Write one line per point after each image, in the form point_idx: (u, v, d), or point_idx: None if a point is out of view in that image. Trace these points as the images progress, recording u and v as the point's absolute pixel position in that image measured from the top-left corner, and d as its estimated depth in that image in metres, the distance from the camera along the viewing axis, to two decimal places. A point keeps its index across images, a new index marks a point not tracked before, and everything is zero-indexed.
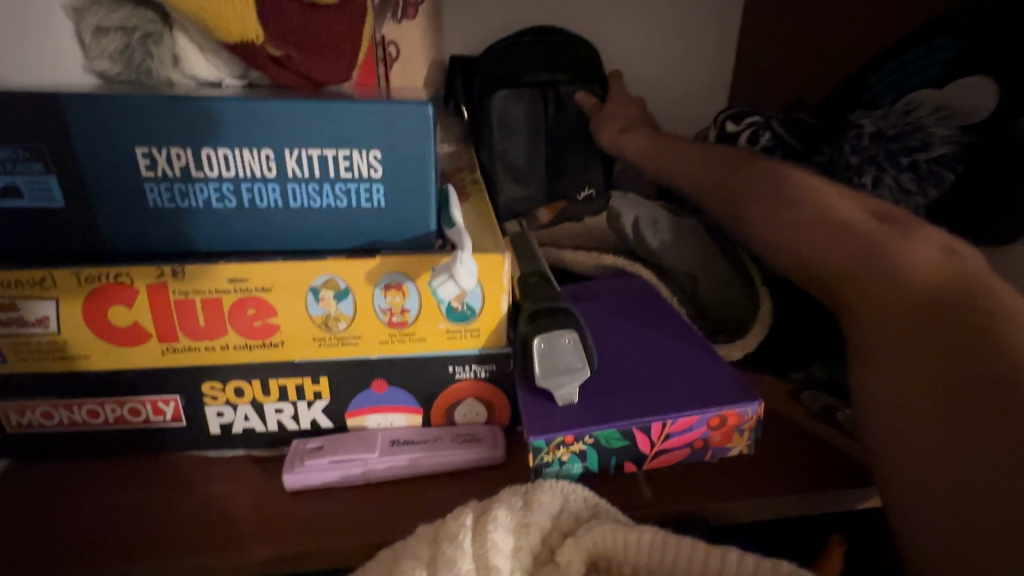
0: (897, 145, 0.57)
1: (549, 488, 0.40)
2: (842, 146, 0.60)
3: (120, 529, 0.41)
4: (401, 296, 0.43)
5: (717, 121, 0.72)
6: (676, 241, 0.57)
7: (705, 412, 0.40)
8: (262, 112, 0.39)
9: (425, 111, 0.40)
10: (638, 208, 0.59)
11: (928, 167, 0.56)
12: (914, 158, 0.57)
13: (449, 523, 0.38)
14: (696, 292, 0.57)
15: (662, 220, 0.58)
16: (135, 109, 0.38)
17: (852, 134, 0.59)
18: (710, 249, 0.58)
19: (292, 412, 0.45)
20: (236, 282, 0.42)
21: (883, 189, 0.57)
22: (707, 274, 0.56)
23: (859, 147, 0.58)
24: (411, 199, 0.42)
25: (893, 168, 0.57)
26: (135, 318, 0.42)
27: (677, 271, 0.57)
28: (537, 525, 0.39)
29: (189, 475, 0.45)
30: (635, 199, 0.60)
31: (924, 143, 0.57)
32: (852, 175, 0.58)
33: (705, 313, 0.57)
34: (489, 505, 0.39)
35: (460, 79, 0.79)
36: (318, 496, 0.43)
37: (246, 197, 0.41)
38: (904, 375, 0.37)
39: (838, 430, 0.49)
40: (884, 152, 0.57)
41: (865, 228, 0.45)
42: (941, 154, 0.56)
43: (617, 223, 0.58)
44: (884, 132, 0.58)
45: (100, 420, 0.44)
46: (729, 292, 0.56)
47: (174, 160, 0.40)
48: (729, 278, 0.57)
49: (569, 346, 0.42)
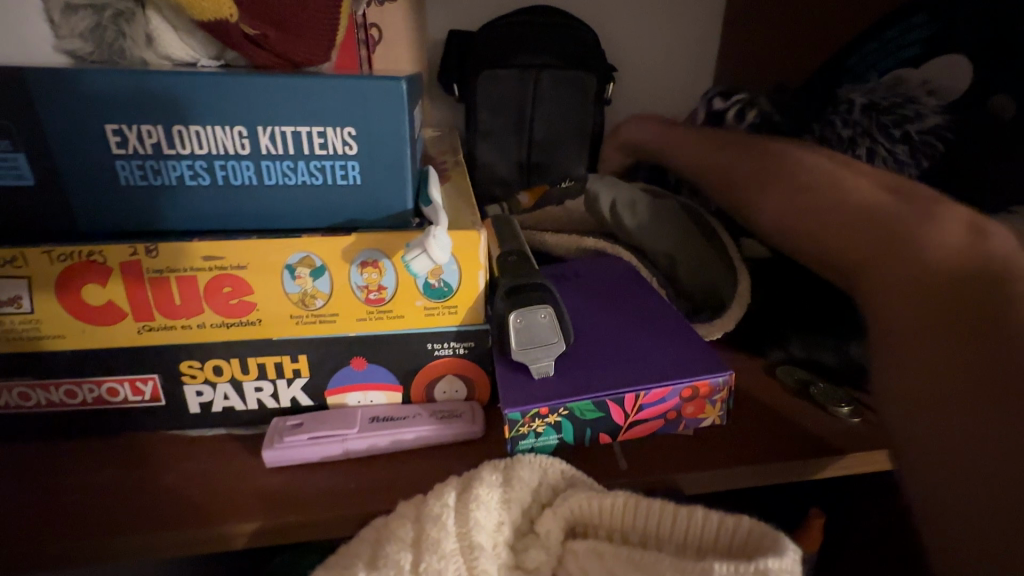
0: (888, 117, 0.57)
1: (527, 463, 0.41)
2: (833, 121, 0.60)
3: (99, 507, 0.41)
4: (377, 273, 0.43)
5: (705, 97, 0.71)
6: (656, 222, 0.58)
7: (677, 383, 0.41)
8: (233, 89, 0.39)
9: (399, 87, 0.40)
10: (617, 193, 0.60)
11: (920, 138, 0.56)
12: (907, 129, 0.56)
13: (430, 503, 0.39)
14: (675, 273, 0.57)
15: (640, 203, 0.59)
16: (104, 85, 0.38)
17: (844, 108, 0.59)
18: (690, 228, 0.58)
19: (271, 390, 0.46)
20: (212, 259, 0.41)
21: (878, 160, 0.56)
22: (686, 257, 0.56)
23: (850, 121, 0.58)
24: (388, 176, 0.42)
25: (886, 139, 0.56)
26: (111, 297, 0.42)
27: (656, 253, 0.57)
28: (516, 498, 0.40)
29: (168, 453, 0.45)
30: (615, 183, 0.62)
31: (915, 114, 0.57)
32: (848, 150, 0.57)
33: (685, 293, 0.57)
34: (470, 482, 0.40)
35: (456, 56, 0.77)
36: (297, 471, 0.44)
37: (219, 175, 0.41)
38: (910, 339, 0.38)
39: (814, 404, 0.50)
40: (878, 124, 0.57)
41: (872, 205, 0.47)
42: (931, 124, 0.56)
43: (597, 208, 0.60)
44: (876, 103, 0.58)
45: (78, 400, 0.44)
46: (710, 274, 0.56)
47: (145, 137, 0.39)
48: (710, 260, 0.56)
49: (545, 322, 0.42)
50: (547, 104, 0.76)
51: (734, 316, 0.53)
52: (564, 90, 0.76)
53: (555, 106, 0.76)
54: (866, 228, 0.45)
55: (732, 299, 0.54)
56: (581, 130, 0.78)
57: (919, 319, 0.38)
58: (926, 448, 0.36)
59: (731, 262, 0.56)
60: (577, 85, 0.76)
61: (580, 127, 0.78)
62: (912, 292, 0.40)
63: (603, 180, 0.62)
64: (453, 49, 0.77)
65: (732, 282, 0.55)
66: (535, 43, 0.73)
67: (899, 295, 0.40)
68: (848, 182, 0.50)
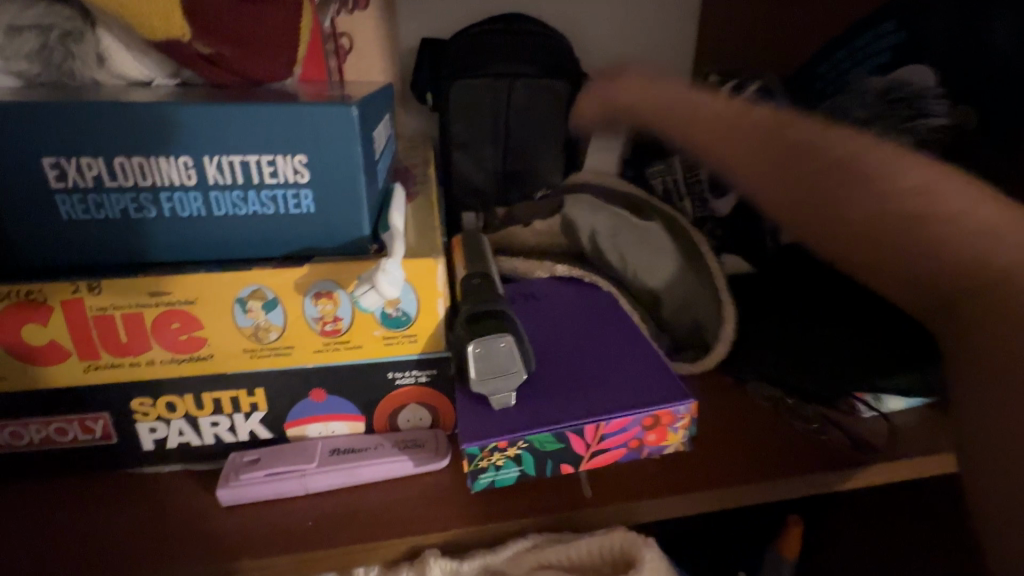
0: (901, 106, 0.57)
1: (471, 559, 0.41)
2: (851, 103, 0.59)
3: (45, 557, 0.39)
4: (333, 304, 0.42)
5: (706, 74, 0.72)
6: (652, 251, 0.56)
7: (638, 412, 0.41)
8: (174, 118, 0.37)
9: (350, 112, 0.39)
10: (596, 221, 0.57)
11: (927, 132, 0.55)
12: (915, 122, 0.56)
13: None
14: (659, 311, 0.55)
15: (623, 229, 0.56)
16: (41, 117, 0.36)
17: (857, 92, 0.60)
18: (673, 254, 0.56)
19: (228, 425, 0.44)
20: (159, 295, 0.40)
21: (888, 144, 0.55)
22: (673, 292, 0.54)
23: (863, 103, 0.58)
24: (342, 204, 0.41)
25: (896, 127, 0.56)
26: (53, 336, 0.40)
27: (640, 288, 0.55)
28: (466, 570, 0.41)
29: (125, 492, 0.44)
30: (595, 206, 0.59)
31: (925, 109, 0.56)
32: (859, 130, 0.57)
33: (670, 329, 0.55)
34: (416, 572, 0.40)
35: (429, 66, 0.76)
36: (256, 509, 0.42)
37: (166, 207, 0.40)
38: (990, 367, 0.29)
39: (783, 421, 0.50)
40: (888, 111, 0.57)
41: None
42: (940, 123, 0.55)
43: (574, 235, 0.59)
44: (890, 90, 0.58)
45: (24, 441, 0.43)
46: (694, 308, 0.54)
47: (85, 170, 0.38)
48: (695, 294, 0.54)
49: (505, 350, 0.41)
50: (520, 114, 0.75)
51: (716, 355, 0.52)
52: (537, 103, 0.75)
53: (527, 118, 0.75)
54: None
55: (715, 339, 0.53)
56: (555, 142, 0.77)
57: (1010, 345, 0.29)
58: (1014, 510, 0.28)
59: (718, 295, 0.53)
60: (552, 98, 0.75)
61: (554, 136, 0.77)
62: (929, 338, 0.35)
63: (581, 203, 0.59)
64: (424, 58, 0.76)
65: (718, 319, 0.53)
66: (506, 51, 0.73)
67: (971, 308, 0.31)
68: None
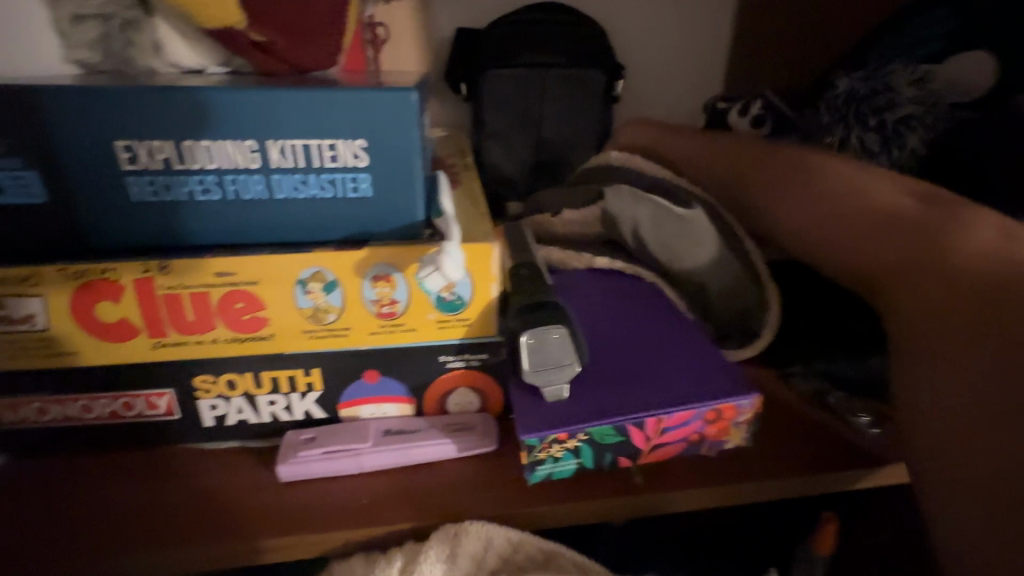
0: (868, 105, 0.59)
1: (473, 534, 0.40)
2: (821, 110, 0.64)
3: (117, 525, 0.41)
4: (389, 287, 0.43)
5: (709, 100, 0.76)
6: (701, 249, 0.53)
7: (701, 406, 0.41)
8: (241, 103, 0.38)
9: (409, 97, 0.39)
10: (638, 212, 0.55)
11: (896, 127, 0.57)
12: (884, 118, 0.58)
13: (418, 561, 0.39)
14: (708, 302, 0.54)
15: (665, 220, 0.53)
16: (118, 100, 0.38)
17: (832, 95, 0.63)
18: (725, 245, 0.53)
19: (284, 404, 0.46)
20: (224, 275, 0.41)
21: (848, 150, 0.60)
22: (720, 285, 0.53)
23: (834, 107, 0.62)
24: (399, 189, 0.42)
25: (861, 127, 0.59)
26: (123, 313, 0.42)
27: (686, 282, 0.54)
28: (498, 552, 0.40)
29: (186, 467, 0.45)
30: (636, 194, 0.55)
31: (891, 103, 0.58)
32: (824, 138, 0.63)
33: (713, 317, 0.54)
34: (420, 549, 0.39)
35: (461, 55, 0.76)
36: (314, 486, 0.44)
37: (231, 189, 0.41)
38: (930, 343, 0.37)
39: (831, 414, 0.49)
40: (855, 112, 0.60)
41: (897, 207, 0.45)
42: (907, 115, 0.57)
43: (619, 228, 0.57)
44: (858, 91, 0.61)
45: (93, 414, 0.45)
46: (740, 296, 0.53)
47: (155, 153, 0.39)
48: (745, 287, 0.53)
49: (558, 342, 0.42)
50: (555, 102, 0.75)
51: (761, 340, 0.51)
52: (573, 93, 0.75)
53: (562, 105, 0.75)
54: (916, 242, 0.41)
55: (762, 328, 0.52)
56: (589, 131, 0.77)
57: (946, 339, 0.36)
58: (950, 475, 0.34)
59: (762, 282, 0.52)
60: (590, 87, 0.75)
61: (587, 126, 0.77)
62: (977, 328, 0.35)
63: (622, 193, 0.56)
64: (459, 46, 0.76)
65: (762, 305, 0.52)
66: (541, 41, 0.73)
67: (925, 308, 0.38)
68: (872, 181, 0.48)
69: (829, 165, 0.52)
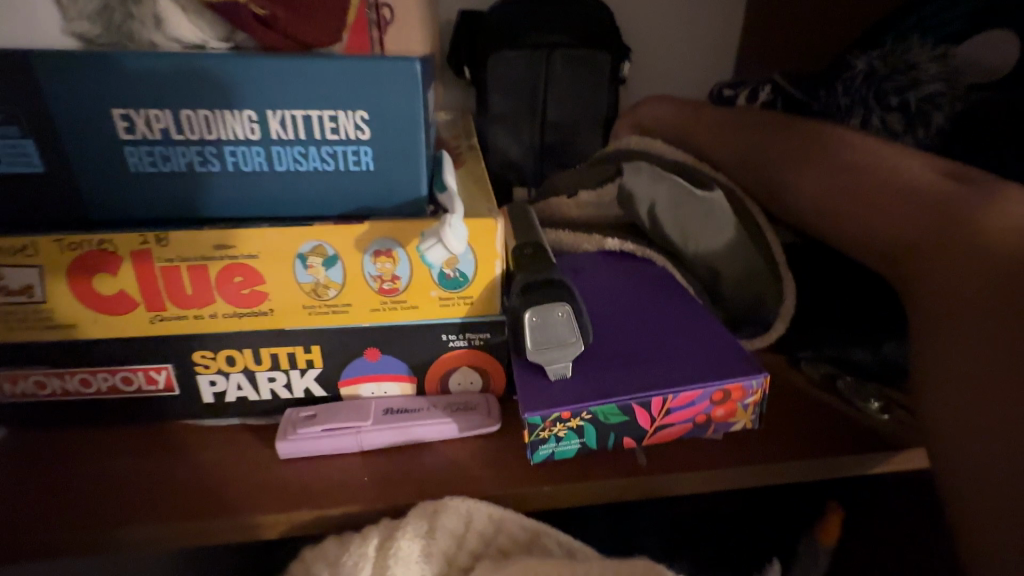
0: (889, 84, 0.57)
1: (452, 510, 0.39)
2: (837, 87, 0.62)
3: (114, 498, 0.41)
4: (391, 262, 0.42)
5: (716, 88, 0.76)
6: (721, 233, 0.51)
7: (709, 387, 0.40)
8: (240, 71, 0.37)
9: (412, 66, 0.38)
10: (656, 193, 0.51)
11: (918, 105, 0.55)
12: (906, 96, 0.56)
13: (396, 537, 0.38)
14: (718, 291, 0.52)
15: (684, 202, 0.50)
16: (115, 67, 0.37)
17: (847, 76, 0.62)
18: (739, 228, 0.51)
19: (284, 380, 0.45)
20: (222, 248, 0.41)
21: (869, 129, 0.58)
22: (734, 272, 0.51)
23: (851, 88, 0.61)
24: (401, 163, 0.41)
25: (881, 108, 0.57)
26: (122, 286, 0.41)
27: (697, 264, 0.52)
28: (478, 530, 0.40)
29: (185, 443, 0.45)
30: (655, 174, 0.52)
31: (915, 81, 0.56)
32: (844, 118, 0.60)
33: (724, 304, 0.52)
34: (398, 525, 0.39)
35: (467, 36, 0.75)
36: (313, 462, 0.43)
37: (229, 161, 0.40)
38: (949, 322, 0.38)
39: (843, 400, 0.48)
40: (875, 92, 0.58)
41: (913, 187, 0.44)
42: (931, 92, 0.55)
43: (633, 209, 0.53)
44: (877, 70, 0.59)
45: (92, 388, 0.44)
46: (758, 287, 0.51)
47: (153, 123, 0.38)
48: (759, 274, 0.51)
49: (563, 320, 0.41)
50: (562, 85, 0.73)
51: (776, 332, 0.50)
52: (580, 74, 0.73)
53: (569, 86, 0.74)
54: (939, 222, 0.41)
55: (775, 319, 0.51)
56: (597, 113, 0.76)
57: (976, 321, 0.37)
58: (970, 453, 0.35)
59: (778, 269, 0.51)
60: (599, 68, 0.73)
61: (595, 112, 0.76)
62: (994, 307, 0.36)
63: (641, 172, 0.52)
64: (465, 25, 0.75)
65: (777, 290, 0.51)
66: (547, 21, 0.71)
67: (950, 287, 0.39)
68: (892, 163, 0.47)
69: (844, 145, 0.51)
